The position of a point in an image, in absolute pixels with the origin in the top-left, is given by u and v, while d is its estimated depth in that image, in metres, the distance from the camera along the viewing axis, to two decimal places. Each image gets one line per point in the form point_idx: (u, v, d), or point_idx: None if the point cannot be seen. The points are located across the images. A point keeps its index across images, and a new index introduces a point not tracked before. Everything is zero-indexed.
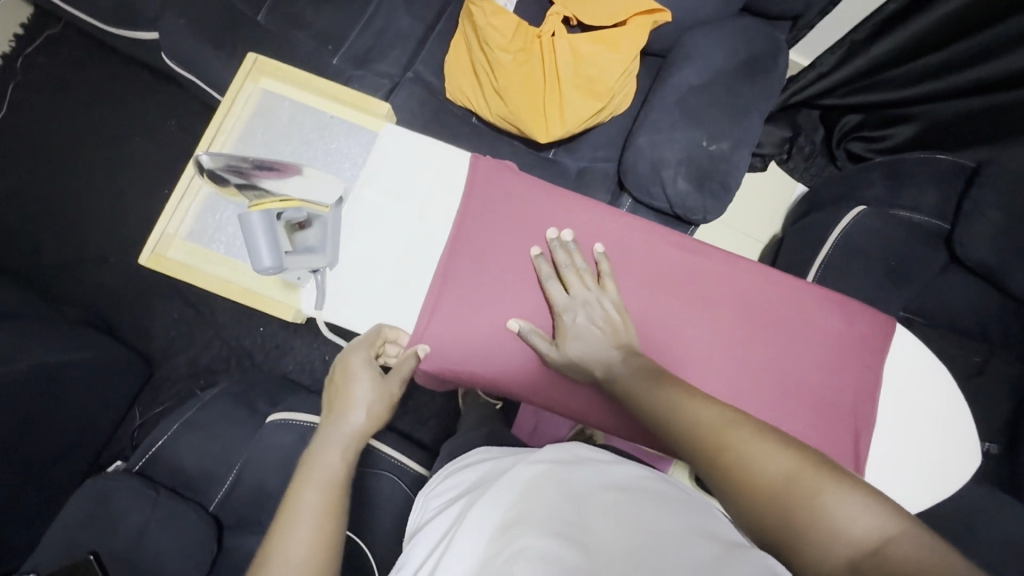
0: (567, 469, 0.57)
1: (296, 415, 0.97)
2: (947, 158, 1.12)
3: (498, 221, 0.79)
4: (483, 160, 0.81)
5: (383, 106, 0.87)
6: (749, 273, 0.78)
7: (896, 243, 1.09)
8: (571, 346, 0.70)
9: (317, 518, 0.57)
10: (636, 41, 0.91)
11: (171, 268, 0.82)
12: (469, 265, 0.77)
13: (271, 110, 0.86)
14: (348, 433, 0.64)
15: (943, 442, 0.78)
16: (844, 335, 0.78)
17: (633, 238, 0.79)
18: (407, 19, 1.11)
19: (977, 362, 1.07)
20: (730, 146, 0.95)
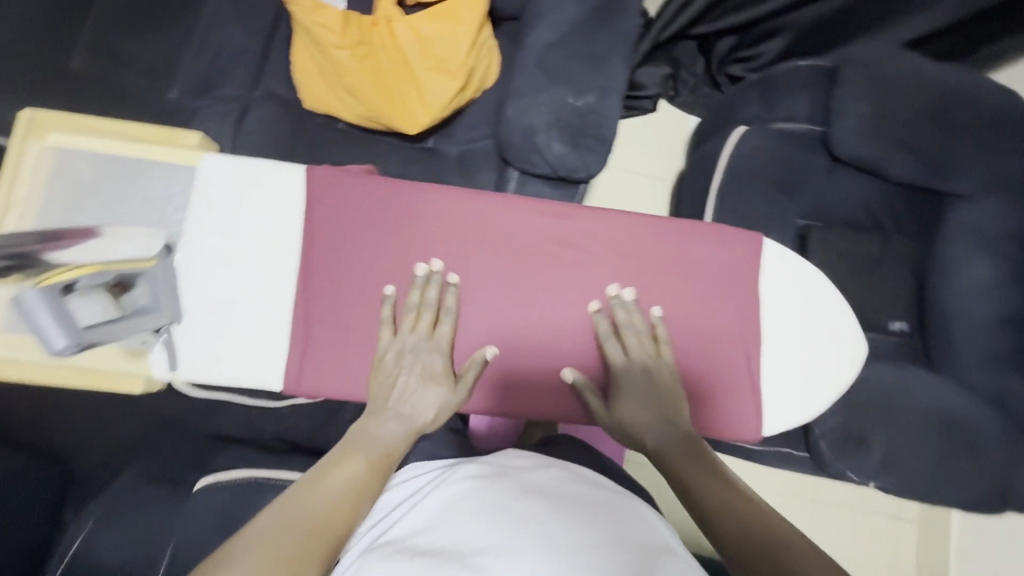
0: (497, 479, 0.61)
1: (226, 473, 0.94)
2: (807, 63, 1.14)
3: (350, 235, 0.77)
4: (317, 169, 0.78)
5: (194, 135, 0.82)
6: (613, 226, 0.79)
7: (779, 156, 1.12)
8: (626, 408, 0.73)
9: (366, 471, 0.62)
10: (475, 9, 0.85)
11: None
12: (330, 285, 0.77)
13: (65, 171, 0.78)
14: (413, 423, 0.69)
15: (825, 341, 0.82)
16: (716, 262, 0.80)
17: (489, 219, 0.79)
18: (242, 35, 1.04)
19: (876, 251, 1.12)
20: (597, 98, 0.94)
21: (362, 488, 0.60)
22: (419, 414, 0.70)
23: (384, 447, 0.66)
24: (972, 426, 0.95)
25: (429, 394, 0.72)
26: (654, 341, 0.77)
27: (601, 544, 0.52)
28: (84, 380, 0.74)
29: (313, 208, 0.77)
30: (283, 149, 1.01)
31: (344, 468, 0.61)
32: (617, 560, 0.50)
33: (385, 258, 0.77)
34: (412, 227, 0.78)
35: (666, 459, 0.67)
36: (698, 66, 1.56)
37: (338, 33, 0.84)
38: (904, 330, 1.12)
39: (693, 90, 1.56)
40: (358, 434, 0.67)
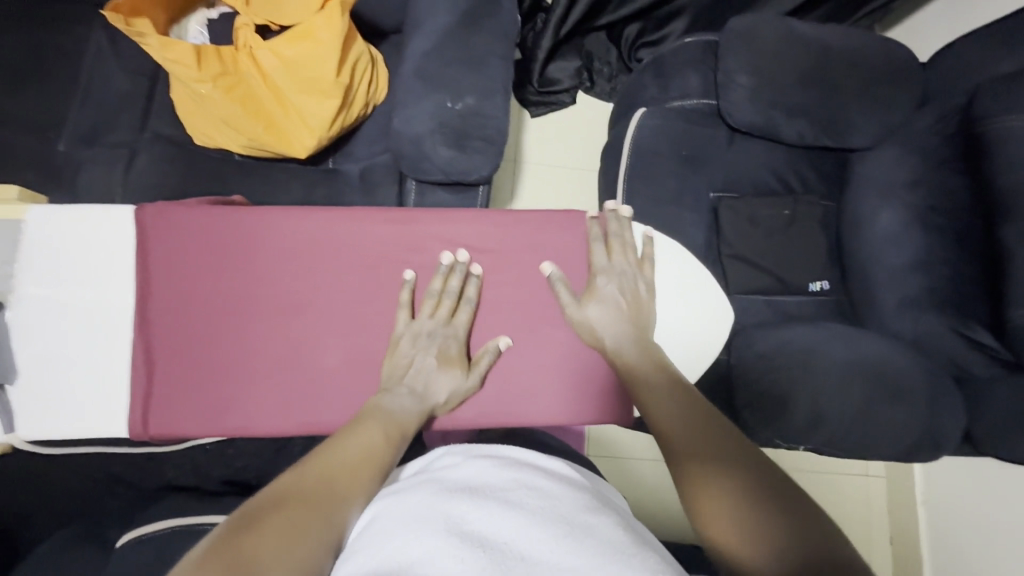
0: (419, 490, 0.57)
1: (145, 528, 0.91)
2: (694, 39, 1.15)
3: (189, 268, 0.78)
4: (147, 208, 0.77)
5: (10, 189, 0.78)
6: (462, 223, 0.83)
7: (678, 133, 1.13)
8: (592, 305, 0.78)
9: (378, 442, 0.65)
10: (332, 25, 0.84)
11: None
12: (172, 321, 0.78)
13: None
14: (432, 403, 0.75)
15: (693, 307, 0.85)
16: (569, 247, 0.85)
17: (332, 233, 0.81)
18: (125, 80, 1.04)
19: (787, 214, 1.13)
20: (478, 99, 0.93)
21: (375, 459, 0.62)
22: (431, 393, 0.76)
23: (402, 419, 0.70)
24: (893, 373, 0.96)
25: (448, 378, 0.77)
26: (638, 260, 0.82)
27: (532, 523, 0.49)
28: None
29: (149, 250, 0.77)
30: (174, 188, 0.99)
31: (354, 439, 0.64)
32: (552, 533, 0.48)
33: (231, 288, 0.79)
34: (254, 257, 0.80)
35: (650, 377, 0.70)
36: (611, 54, 1.56)
37: (193, 67, 0.82)
38: (825, 289, 1.12)
39: (609, 79, 1.56)
40: (376, 407, 0.70)
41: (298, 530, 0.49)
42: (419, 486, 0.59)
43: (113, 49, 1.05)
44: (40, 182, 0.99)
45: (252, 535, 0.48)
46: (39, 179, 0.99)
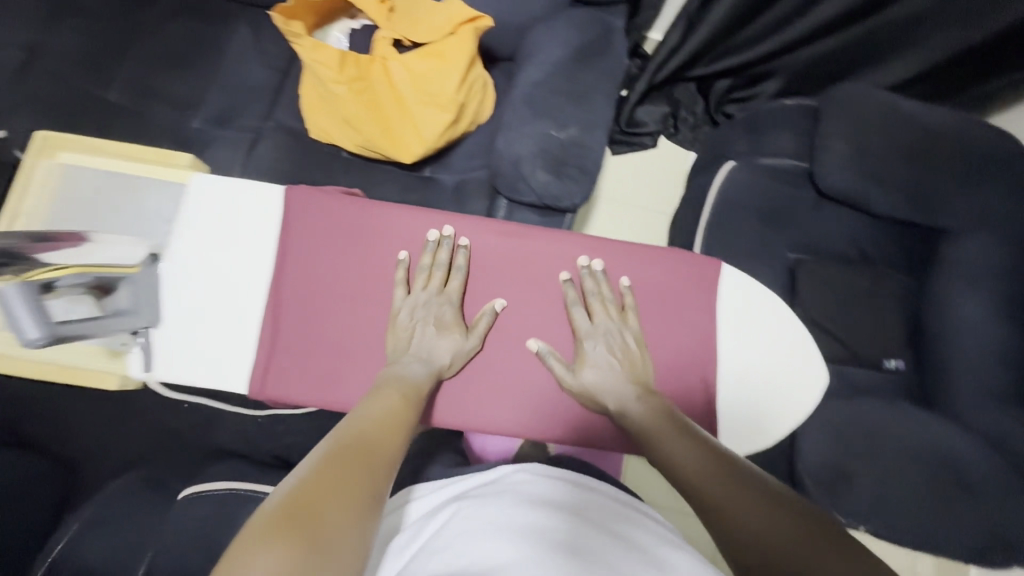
0: (491, 504, 0.62)
1: (209, 484, 0.95)
2: (792, 101, 1.18)
3: (321, 245, 0.82)
4: (295, 189, 0.82)
5: (186, 156, 0.86)
6: (578, 243, 0.84)
7: (765, 189, 1.14)
8: (586, 373, 0.77)
9: (391, 403, 0.67)
10: (464, 48, 0.92)
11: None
12: (299, 292, 0.80)
13: (76, 185, 0.87)
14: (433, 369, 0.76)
15: (786, 362, 0.82)
16: (675, 283, 0.83)
17: (458, 234, 0.83)
18: (262, 71, 1.16)
19: (864, 285, 1.11)
20: (580, 131, 0.97)
21: (397, 420, 0.65)
22: (436, 359, 0.77)
23: (415, 383, 0.73)
24: (959, 465, 0.93)
25: (449, 340, 0.78)
26: (619, 310, 0.81)
27: (592, 543, 0.55)
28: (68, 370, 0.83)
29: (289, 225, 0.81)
30: (288, 174, 1.08)
31: (371, 404, 0.67)
32: (606, 552, 0.54)
33: (353, 271, 0.82)
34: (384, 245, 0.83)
35: (648, 429, 0.70)
36: (698, 104, 1.58)
37: (335, 69, 0.90)
38: (899, 367, 1.09)
39: (693, 128, 1.58)
40: (388, 373, 0.73)
41: (356, 483, 0.53)
42: (489, 498, 0.64)
43: (255, 45, 1.17)
44: (176, 152, 1.10)
45: (324, 487, 0.51)
46: (174, 149, 1.11)
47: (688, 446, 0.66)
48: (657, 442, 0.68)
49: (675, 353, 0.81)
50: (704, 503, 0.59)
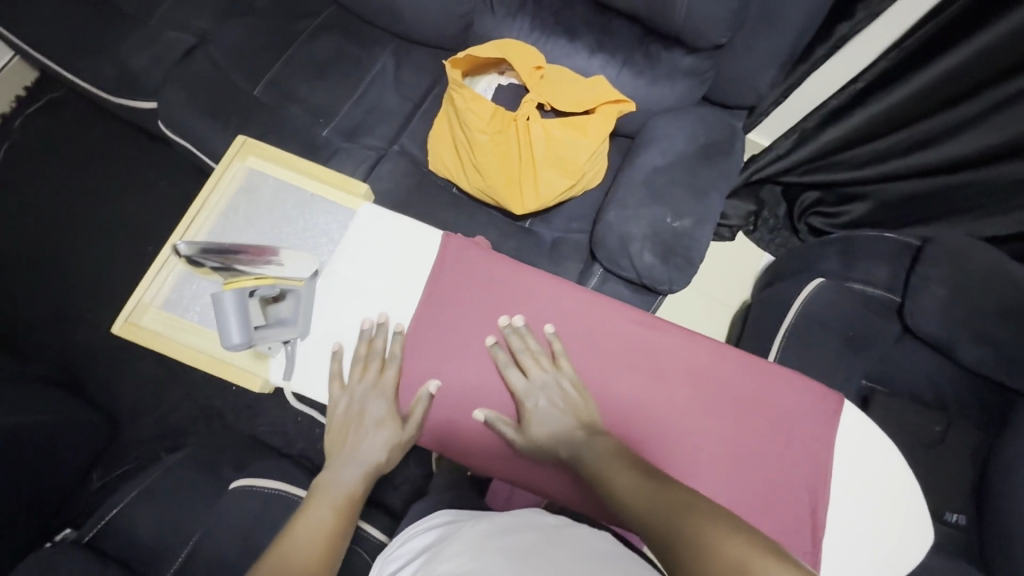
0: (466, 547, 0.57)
1: (261, 481, 0.93)
2: (893, 236, 1.20)
3: (464, 301, 0.74)
4: (454, 239, 0.76)
5: (362, 185, 0.82)
6: (700, 349, 0.73)
7: (853, 314, 1.14)
8: (535, 430, 0.68)
9: (324, 512, 0.66)
10: (604, 126, 0.98)
11: (144, 340, 0.73)
12: (436, 342, 0.73)
13: (255, 193, 0.80)
14: (365, 469, 0.70)
15: (901, 520, 0.70)
16: (788, 411, 0.71)
17: (596, 319, 0.74)
18: (397, 97, 1.22)
19: (938, 431, 1.10)
20: (693, 223, 1.01)
21: (329, 533, 0.64)
22: (366, 457, 0.70)
23: (342, 490, 0.68)
24: None
25: (381, 432, 0.70)
26: (552, 359, 0.71)
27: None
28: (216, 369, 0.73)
29: (438, 276, 0.75)
30: (401, 200, 1.13)
31: (309, 511, 0.66)
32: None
33: (468, 332, 0.74)
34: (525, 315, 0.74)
35: (593, 466, 0.62)
36: (780, 209, 1.61)
37: (484, 121, 0.97)
38: (959, 523, 1.06)
39: (772, 230, 1.61)
40: (320, 482, 0.69)
41: None
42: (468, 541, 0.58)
43: (395, 73, 1.24)
44: (301, 156, 1.16)
45: None
46: (300, 152, 1.16)
47: (642, 483, 0.57)
48: (613, 488, 0.59)
49: (748, 471, 0.69)
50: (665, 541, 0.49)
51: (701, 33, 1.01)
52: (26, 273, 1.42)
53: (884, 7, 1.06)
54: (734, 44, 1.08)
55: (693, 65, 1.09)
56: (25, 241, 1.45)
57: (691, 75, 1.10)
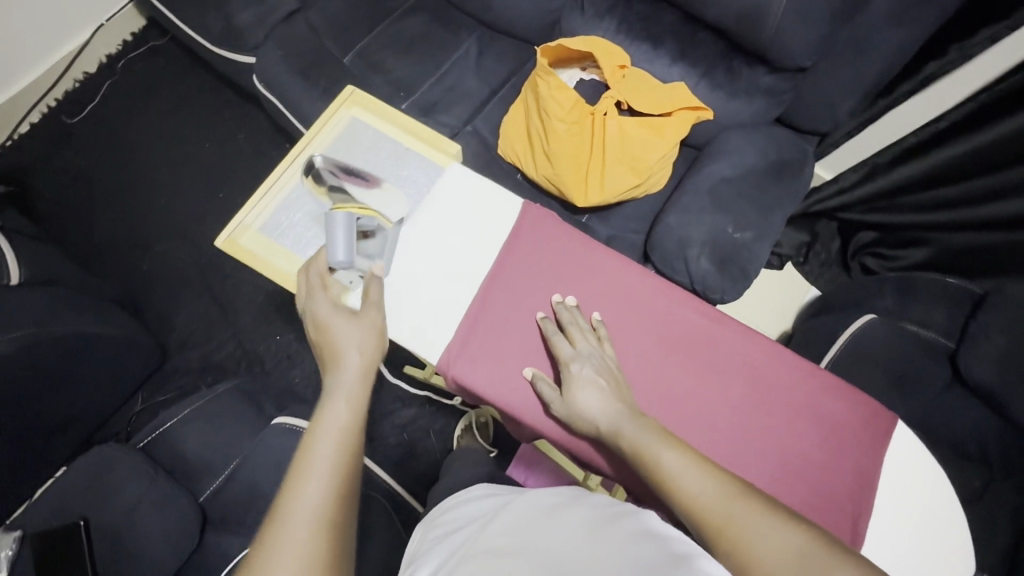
0: (522, 521, 0.61)
1: (299, 421, 0.97)
2: (956, 282, 1.18)
3: (534, 268, 0.78)
4: (534, 208, 0.80)
5: (454, 146, 0.85)
6: (758, 348, 0.74)
7: (903, 353, 1.12)
8: (577, 397, 0.66)
9: (337, 431, 0.57)
10: (678, 131, 1.01)
11: (241, 256, 0.76)
12: (502, 299, 0.76)
13: (355, 139, 0.84)
14: (354, 369, 0.63)
15: (943, 551, 0.68)
16: (835, 422, 0.72)
17: (654, 304, 0.76)
18: (475, 81, 1.27)
19: (976, 486, 1.05)
20: (753, 237, 1.02)
21: (347, 459, 0.56)
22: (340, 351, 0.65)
23: (345, 396, 0.61)
24: None
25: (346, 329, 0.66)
26: (596, 337, 0.72)
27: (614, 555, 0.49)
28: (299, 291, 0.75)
29: (516, 241, 0.78)
30: None
31: (322, 433, 0.57)
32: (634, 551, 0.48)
33: (528, 297, 0.77)
34: (590, 290, 0.77)
35: (639, 444, 0.60)
36: (834, 244, 1.54)
37: (565, 109, 1.00)
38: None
39: (822, 264, 1.55)
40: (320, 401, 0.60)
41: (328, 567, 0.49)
42: (522, 516, 0.62)
43: (477, 58, 1.29)
44: None
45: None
46: None
47: (690, 467, 0.56)
48: (661, 468, 0.57)
49: (790, 474, 0.70)
50: (715, 530, 0.50)
51: (788, 53, 1.02)
52: (107, 202, 1.52)
53: (978, 49, 1.08)
54: (818, 68, 1.09)
55: (773, 84, 1.10)
56: (109, 171, 1.55)
57: (770, 95, 1.11)
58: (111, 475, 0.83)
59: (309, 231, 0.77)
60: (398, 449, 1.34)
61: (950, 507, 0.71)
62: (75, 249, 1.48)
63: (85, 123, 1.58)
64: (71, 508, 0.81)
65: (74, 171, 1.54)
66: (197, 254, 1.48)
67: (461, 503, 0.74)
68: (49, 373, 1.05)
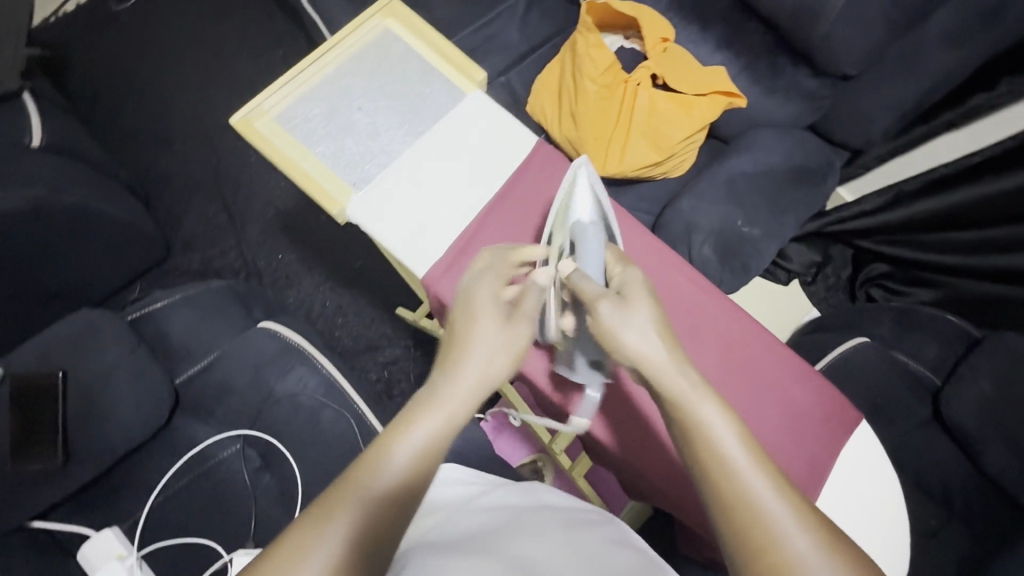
0: (497, 513, 0.64)
1: (285, 327, 1.01)
2: (956, 320, 1.17)
3: (538, 203, 0.80)
4: (545, 147, 0.81)
5: (481, 73, 0.83)
6: (738, 321, 0.76)
7: (885, 380, 1.12)
8: (616, 303, 0.60)
9: (439, 423, 0.50)
10: (709, 113, 1.00)
11: (252, 138, 0.76)
12: (501, 226, 0.78)
13: (384, 48, 0.83)
14: (478, 370, 0.56)
15: (885, 556, 0.69)
16: (801, 409, 0.73)
17: (649, 261, 0.79)
18: (517, 34, 1.26)
19: (932, 524, 1.05)
20: (761, 234, 1.01)
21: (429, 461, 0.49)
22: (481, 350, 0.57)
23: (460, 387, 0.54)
24: None
25: (490, 328, 0.59)
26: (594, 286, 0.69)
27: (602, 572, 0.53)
28: (304, 182, 0.75)
29: (523, 173, 0.80)
30: None
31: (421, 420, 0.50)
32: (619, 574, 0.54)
33: (530, 227, 0.79)
34: None
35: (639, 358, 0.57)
36: (845, 271, 1.55)
37: (599, 70, 0.98)
38: None
39: (829, 288, 1.54)
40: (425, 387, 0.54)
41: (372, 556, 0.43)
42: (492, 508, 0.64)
43: (524, 11, 1.27)
44: None
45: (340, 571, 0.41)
46: None
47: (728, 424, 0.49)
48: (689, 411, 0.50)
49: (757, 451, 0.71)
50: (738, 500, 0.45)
51: (836, 59, 1.00)
52: (137, 93, 1.54)
53: None
54: (863, 80, 1.07)
55: (813, 87, 1.08)
56: (145, 63, 1.56)
57: (807, 97, 1.10)
58: (97, 338, 0.86)
59: (325, 128, 0.78)
60: (375, 384, 1.36)
61: (898, 517, 0.71)
62: (101, 133, 1.50)
63: (130, 12, 1.59)
64: (53, 360, 0.84)
65: (112, 57, 1.56)
66: (216, 160, 1.49)
67: (425, 481, 0.75)
68: (54, 238, 1.07)
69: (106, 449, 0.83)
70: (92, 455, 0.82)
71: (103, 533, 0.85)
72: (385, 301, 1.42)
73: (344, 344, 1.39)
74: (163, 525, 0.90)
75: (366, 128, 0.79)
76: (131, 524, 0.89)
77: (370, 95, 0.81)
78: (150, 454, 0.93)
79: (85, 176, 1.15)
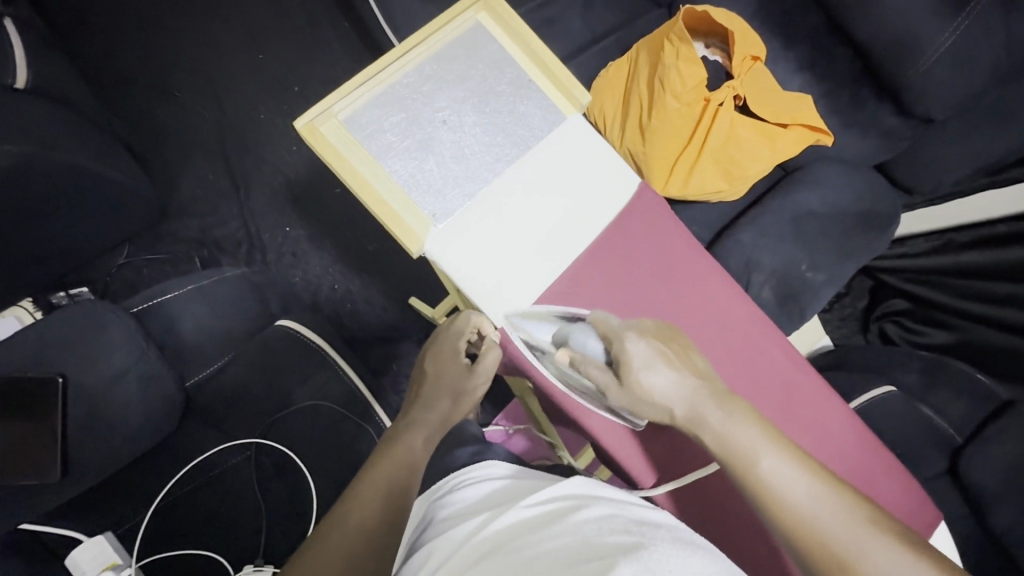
0: (535, 517, 0.55)
1: (301, 328, 0.92)
2: (984, 377, 1.12)
3: (643, 255, 0.76)
4: (649, 195, 0.78)
5: (581, 93, 0.75)
6: (831, 404, 0.78)
7: (912, 434, 1.07)
8: (634, 375, 0.59)
9: (427, 442, 0.72)
10: (790, 147, 0.93)
11: (319, 147, 0.68)
12: (600, 278, 0.74)
13: (472, 50, 0.74)
14: (441, 413, 0.75)
15: None
16: (890, 500, 0.76)
17: (751, 332, 0.78)
18: (580, 22, 1.13)
19: None
20: (824, 281, 0.97)
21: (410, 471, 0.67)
22: (437, 396, 0.76)
23: (427, 423, 0.73)
24: None
25: (450, 380, 0.77)
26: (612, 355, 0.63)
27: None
28: (377, 207, 0.68)
29: (628, 220, 0.76)
30: None
31: (416, 433, 0.72)
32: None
33: (633, 283, 0.75)
34: (696, 299, 0.77)
35: (721, 435, 0.56)
36: (860, 302, 1.47)
37: (683, 85, 0.89)
38: None
39: (844, 318, 1.46)
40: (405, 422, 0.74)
41: None
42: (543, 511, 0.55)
43: None
44: None
45: None
46: None
47: (797, 474, 0.53)
48: (757, 472, 0.54)
49: None
50: (834, 558, 0.50)
51: (927, 101, 0.94)
52: (134, 27, 1.35)
53: None
54: (945, 125, 1.00)
55: (895, 126, 1.02)
56: None
57: (887, 136, 1.03)
58: (102, 335, 0.78)
59: (401, 144, 0.70)
60: (385, 379, 1.29)
61: None
62: (89, 69, 1.32)
63: None
64: (50, 360, 0.76)
65: None
66: (219, 116, 1.34)
67: (460, 478, 0.69)
68: (43, 203, 0.95)
69: (110, 460, 0.75)
70: (93, 464, 0.74)
71: (95, 540, 0.78)
72: (399, 290, 1.32)
73: (353, 333, 1.30)
74: (161, 538, 0.83)
75: (449, 146, 0.72)
76: (128, 531, 0.82)
77: (456, 109, 0.73)
78: (153, 457, 0.85)
79: (73, 128, 1.00)
